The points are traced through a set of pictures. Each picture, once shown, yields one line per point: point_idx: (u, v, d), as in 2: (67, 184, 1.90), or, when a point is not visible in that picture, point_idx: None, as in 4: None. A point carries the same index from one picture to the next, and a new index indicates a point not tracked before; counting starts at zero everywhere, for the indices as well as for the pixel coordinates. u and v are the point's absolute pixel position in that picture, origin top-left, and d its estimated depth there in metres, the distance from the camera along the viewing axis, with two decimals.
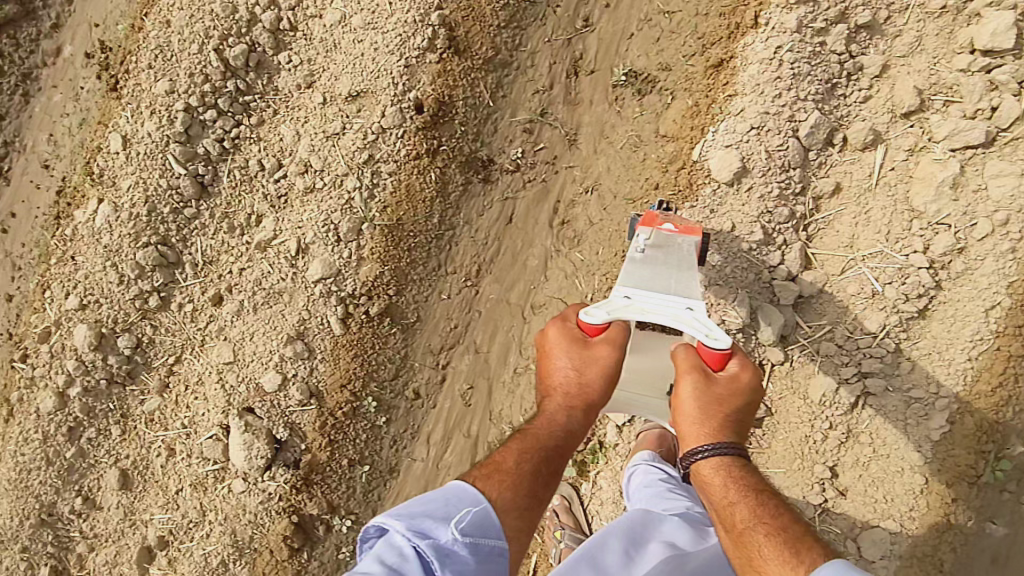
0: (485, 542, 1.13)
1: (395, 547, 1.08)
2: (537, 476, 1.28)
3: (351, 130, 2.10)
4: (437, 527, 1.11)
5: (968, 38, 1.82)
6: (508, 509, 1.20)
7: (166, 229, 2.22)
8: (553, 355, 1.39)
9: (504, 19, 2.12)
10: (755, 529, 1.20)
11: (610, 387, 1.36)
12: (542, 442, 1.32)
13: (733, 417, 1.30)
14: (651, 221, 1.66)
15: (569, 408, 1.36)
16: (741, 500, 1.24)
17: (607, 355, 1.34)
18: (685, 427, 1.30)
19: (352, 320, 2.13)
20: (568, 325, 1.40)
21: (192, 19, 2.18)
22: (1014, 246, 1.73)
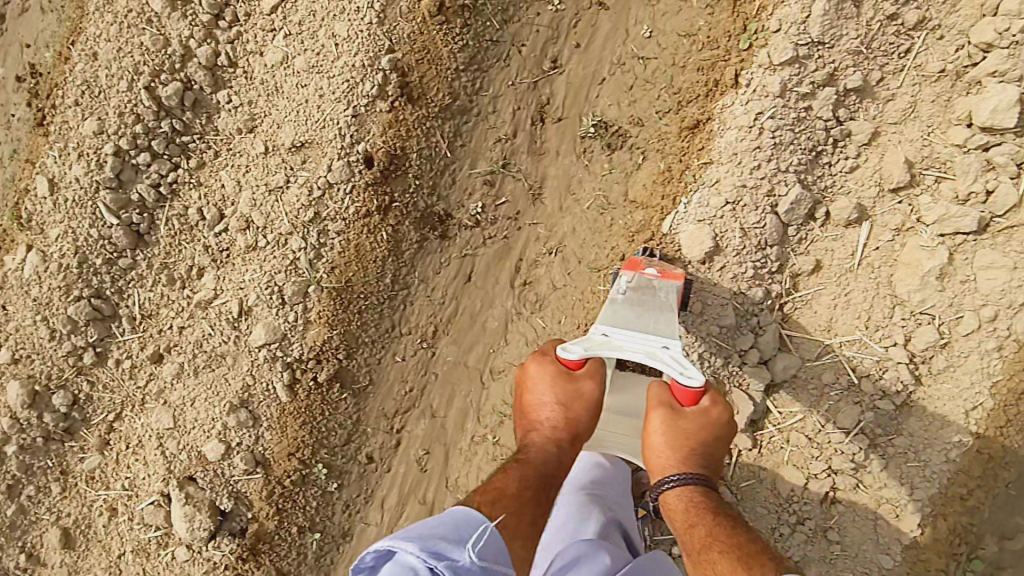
0: (500, 569, 1.01)
1: (409, 570, 0.93)
2: (537, 505, 1.22)
3: (295, 184, 1.95)
4: (452, 549, 0.98)
5: (965, 109, 1.66)
6: (514, 536, 1.13)
7: (99, 282, 2.06)
8: (537, 389, 1.35)
9: (463, 61, 1.93)
10: (712, 550, 1.17)
11: (596, 419, 1.34)
12: (538, 470, 1.28)
13: (700, 447, 1.29)
14: (635, 262, 1.59)
15: (559, 440, 1.33)
16: (701, 521, 1.22)
17: (591, 389, 1.32)
18: (654, 459, 1.31)
19: (299, 387, 1.99)
20: (549, 359, 1.37)
21: (120, 52, 1.98)
22: (998, 343, 1.63)
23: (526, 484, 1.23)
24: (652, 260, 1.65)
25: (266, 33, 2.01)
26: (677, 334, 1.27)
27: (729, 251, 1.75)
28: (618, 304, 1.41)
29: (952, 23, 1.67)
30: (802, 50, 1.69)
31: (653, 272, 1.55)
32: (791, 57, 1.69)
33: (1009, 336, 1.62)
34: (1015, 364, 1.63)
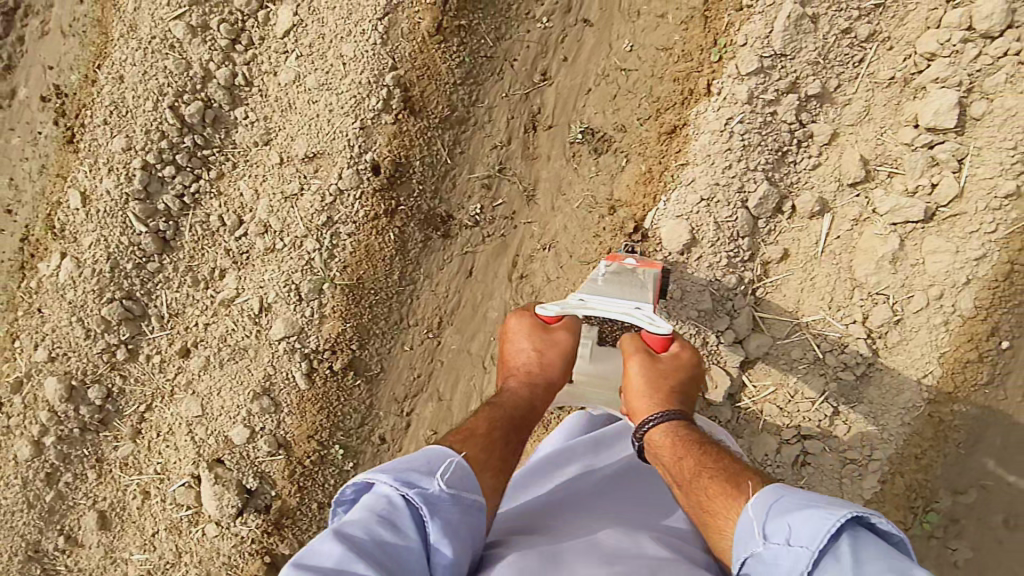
0: (466, 495, 1.13)
1: (384, 499, 1.07)
2: (505, 440, 1.37)
3: (309, 191, 2.13)
4: (422, 478, 1.10)
5: (913, 112, 1.86)
6: (485, 468, 1.24)
7: (130, 285, 2.23)
8: (517, 341, 1.61)
9: (460, 76, 2.12)
10: (702, 475, 1.28)
11: (566, 368, 1.58)
12: (509, 415, 1.46)
13: (674, 389, 1.48)
14: (616, 255, 1.76)
15: (533, 386, 1.55)
16: (688, 453, 1.34)
17: (566, 338, 1.59)
18: (636, 403, 1.48)
19: (316, 375, 2.18)
20: (530, 317, 1.63)
21: (146, 75, 2.17)
22: (945, 319, 1.82)
23: (496, 423, 1.40)
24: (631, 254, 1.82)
25: (280, 55, 2.19)
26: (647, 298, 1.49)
27: (704, 241, 1.94)
28: (596, 282, 1.63)
29: (901, 35, 1.88)
30: (767, 62, 1.89)
31: (633, 261, 1.73)
32: (757, 68, 1.89)
33: (955, 313, 1.82)
34: (961, 338, 1.82)
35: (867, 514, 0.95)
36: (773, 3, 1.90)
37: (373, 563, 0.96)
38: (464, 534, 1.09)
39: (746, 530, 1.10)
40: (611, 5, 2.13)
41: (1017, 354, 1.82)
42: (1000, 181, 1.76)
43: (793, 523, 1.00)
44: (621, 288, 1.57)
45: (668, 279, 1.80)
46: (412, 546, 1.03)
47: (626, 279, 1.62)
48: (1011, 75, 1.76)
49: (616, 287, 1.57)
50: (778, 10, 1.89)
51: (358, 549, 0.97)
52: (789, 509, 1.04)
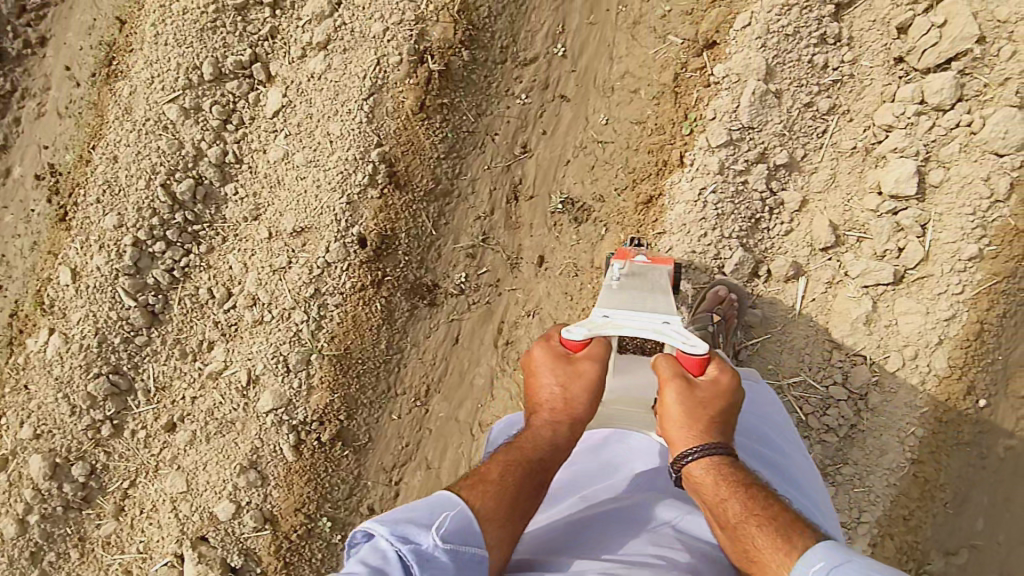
0: (466, 549, 1.11)
1: (380, 554, 1.06)
2: (520, 489, 1.24)
3: (297, 265, 2.17)
4: (419, 532, 1.09)
5: (875, 180, 1.95)
6: (490, 517, 1.17)
7: (117, 359, 2.25)
8: (537, 372, 1.37)
9: (443, 151, 2.21)
10: (750, 522, 1.19)
11: (595, 403, 1.33)
12: (526, 460, 1.29)
13: (718, 413, 1.27)
14: (626, 251, 1.71)
15: (558, 425, 1.33)
16: (733, 497, 1.22)
17: (592, 369, 1.32)
18: (673, 435, 1.28)
19: (304, 447, 2.17)
20: (550, 340, 1.37)
21: (139, 155, 2.24)
22: (923, 379, 1.86)
23: (508, 470, 1.26)
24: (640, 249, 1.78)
25: (269, 134, 2.27)
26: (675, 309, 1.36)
27: (682, 304, 2.02)
28: (615, 290, 1.48)
29: (859, 108, 2.01)
30: (735, 134, 1.98)
31: (644, 260, 1.68)
32: (726, 140, 1.97)
33: (932, 373, 1.85)
34: (940, 398, 1.85)
35: None
36: (739, 80, 2.00)
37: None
38: None
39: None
40: (587, 82, 2.25)
41: (992, 411, 1.87)
42: (964, 245, 1.84)
43: None
44: (646, 301, 1.42)
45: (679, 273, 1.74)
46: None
47: (647, 290, 1.50)
48: (965, 144, 1.87)
49: (641, 300, 1.43)
50: (743, 86, 1.99)
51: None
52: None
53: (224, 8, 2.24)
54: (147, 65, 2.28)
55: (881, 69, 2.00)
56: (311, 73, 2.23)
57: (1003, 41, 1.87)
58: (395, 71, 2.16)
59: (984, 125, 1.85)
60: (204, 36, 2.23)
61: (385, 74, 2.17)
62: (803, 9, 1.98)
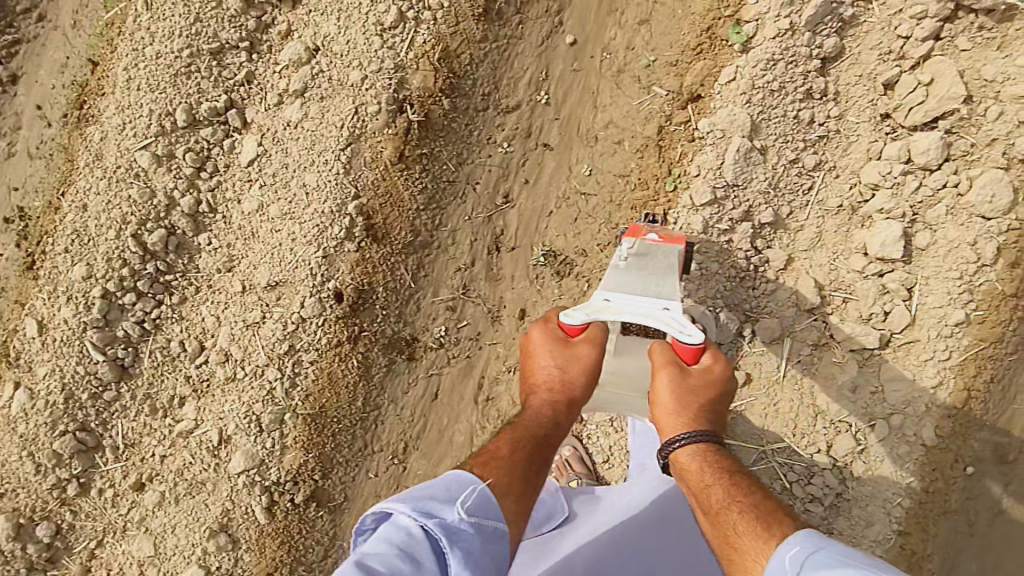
0: (488, 523, 1.15)
1: (403, 531, 1.07)
2: (529, 464, 1.37)
3: (271, 320, 2.11)
4: (442, 508, 1.12)
5: (861, 240, 1.92)
6: (507, 493, 1.25)
7: (84, 415, 2.18)
8: (540, 357, 1.55)
9: (423, 202, 2.15)
10: (731, 506, 1.32)
11: (590, 384, 1.53)
12: (531, 435, 1.45)
13: (707, 406, 1.47)
14: (637, 230, 1.74)
15: (556, 403, 1.51)
16: (717, 482, 1.37)
17: (589, 353, 1.51)
18: (664, 420, 1.46)
19: (277, 508, 2.12)
20: (551, 328, 1.56)
21: (109, 205, 2.16)
22: (909, 448, 1.83)
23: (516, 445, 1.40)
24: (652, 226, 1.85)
25: (244, 183, 2.19)
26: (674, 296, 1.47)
27: None
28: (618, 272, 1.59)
29: (846, 164, 1.97)
30: (719, 193, 1.94)
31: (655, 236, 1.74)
32: (710, 199, 1.94)
33: (918, 442, 1.83)
34: (926, 467, 1.83)
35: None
36: (723, 136, 1.96)
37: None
38: (486, 563, 1.10)
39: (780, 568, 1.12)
40: (570, 131, 2.19)
41: (975, 476, 1.87)
42: (950, 310, 1.83)
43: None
44: (649, 286, 1.53)
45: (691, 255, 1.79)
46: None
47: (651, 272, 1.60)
48: (952, 206, 1.85)
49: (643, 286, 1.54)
50: (728, 142, 1.95)
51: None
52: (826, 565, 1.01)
53: (199, 53, 2.16)
54: (118, 111, 2.19)
55: (868, 124, 1.96)
56: (287, 122, 2.15)
57: (989, 101, 1.85)
58: (374, 120, 2.09)
59: (971, 187, 1.84)
60: (178, 81, 2.15)
61: (364, 123, 2.10)
62: (790, 63, 1.93)
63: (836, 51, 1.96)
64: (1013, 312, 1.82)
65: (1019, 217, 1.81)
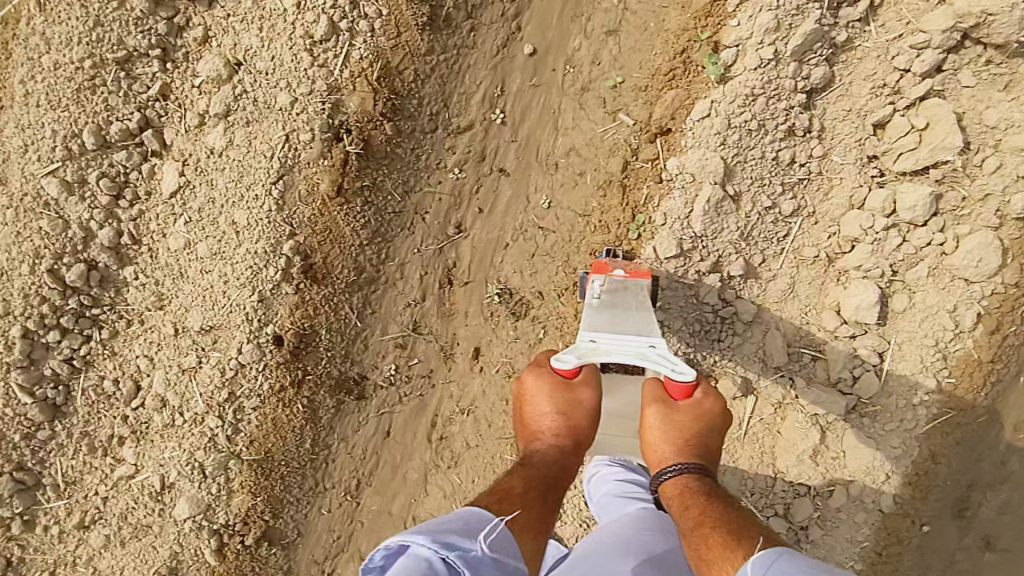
0: (507, 562, 1.07)
1: (424, 561, 0.97)
2: (543, 503, 1.27)
3: (208, 364, 1.99)
4: (463, 540, 1.03)
5: (835, 298, 1.81)
6: (525, 530, 1.18)
7: (20, 456, 2.04)
8: (536, 401, 1.38)
9: (366, 237, 1.97)
10: (704, 526, 1.22)
11: (596, 425, 1.37)
12: (542, 476, 1.32)
13: (698, 439, 1.34)
14: (602, 267, 1.61)
15: (562, 446, 1.36)
16: (696, 504, 1.27)
17: (590, 396, 1.35)
18: (652, 453, 1.36)
19: (228, 550, 2.07)
20: (545, 370, 1.38)
21: (18, 237, 1.92)
22: (867, 515, 1.79)
23: (529, 484, 1.28)
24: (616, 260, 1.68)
25: (168, 216, 2.00)
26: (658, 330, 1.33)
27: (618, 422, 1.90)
28: (596, 309, 1.44)
29: (826, 210, 1.80)
30: (686, 244, 1.79)
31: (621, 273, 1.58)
32: (676, 252, 1.79)
33: (876, 509, 1.79)
34: (885, 533, 1.79)
35: None
36: (693, 180, 1.79)
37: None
38: None
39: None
40: (528, 155, 1.98)
41: (935, 536, 1.82)
42: (921, 377, 1.75)
43: None
44: (631, 320, 1.39)
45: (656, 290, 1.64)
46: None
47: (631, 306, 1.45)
48: (934, 267, 1.72)
49: (626, 320, 1.40)
50: (698, 189, 1.78)
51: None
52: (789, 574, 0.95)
53: (103, 62, 1.90)
54: (17, 130, 1.91)
55: (853, 167, 1.77)
56: (210, 148, 1.96)
57: (988, 150, 1.67)
58: (307, 149, 1.90)
59: (957, 247, 1.70)
60: (82, 98, 1.90)
61: (296, 153, 1.90)
62: (771, 98, 1.72)
63: (824, 81, 1.73)
64: (988, 377, 1.73)
65: (1005, 281, 1.68)
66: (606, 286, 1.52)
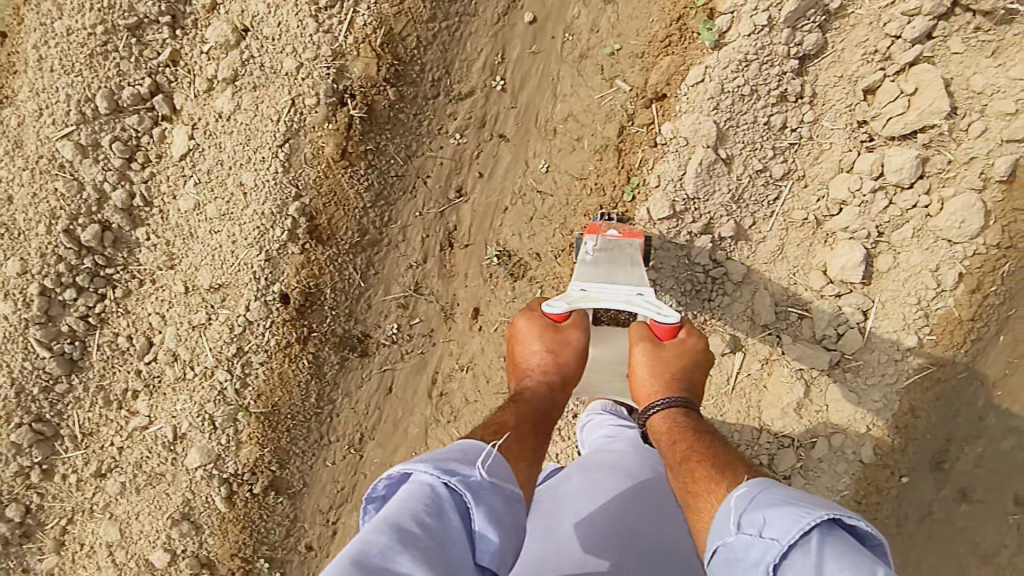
0: (507, 487, 1.08)
1: (426, 487, 0.99)
2: (535, 434, 1.31)
3: (217, 321, 2.07)
4: (463, 467, 1.05)
5: (822, 259, 1.87)
6: (518, 459, 1.20)
7: (39, 408, 2.12)
8: (528, 343, 1.51)
9: (370, 200, 2.03)
10: (690, 460, 1.28)
11: (581, 366, 1.50)
12: (533, 410, 1.37)
13: (681, 375, 1.45)
14: (596, 227, 1.66)
15: (551, 384, 1.46)
16: (683, 438, 1.34)
17: (577, 337, 1.50)
18: (640, 390, 1.47)
19: (236, 498, 2.16)
20: (537, 316, 1.53)
21: (35, 198, 1.99)
22: (848, 466, 1.87)
23: (520, 418, 1.33)
24: (609, 223, 1.74)
25: (178, 178, 2.07)
26: (647, 280, 1.43)
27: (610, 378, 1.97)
28: (587, 264, 1.54)
29: (816, 173, 1.85)
30: (678, 206, 1.85)
31: (615, 233, 1.64)
32: (669, 214, 1.85)
33: (857, 459, 1.86)
34: (864, 483, 1.87)
35: (843, 516, 0.89)
36: (687, 144, 1.84)
37: (423, 549, 0.87)
38: (509, 523, 1.02)
39: (721, 518, 1.06)
40: (527, 120, 2.03)
41: (914, 487, 1.90)
42: (904, 335, 1.81)
43: (767, 517, 0.95)
44: (621, 272, 1.50)
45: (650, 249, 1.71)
46: (457, 532, 0.95)
47: (621, 262, 1.55)
48: (919, 229, 1.78)
49: (616, 272, 1.50)
50: (691, 153, 1.83)
51: (409, 534, 0.88)
52: (767, 503, 0.99)
53: (114, 29, 1.96)
54: (32, 94, 1.98)
55: (842, 132, 1.82)
56: (218, 113, 2.01)
57: (974, 115, 1.72)
58: (313, 114, 1.96)
59: (942, 210, 1.75)
60: (94, 63, 1.96)
61: (302, 117, 1.96)
62: (764, 64, 1.76)
63: (817, 48, 1.77)
64: (968, 335, 1.79)
65: (986, 243, 1.74)
66: (599, 245, 1.61)
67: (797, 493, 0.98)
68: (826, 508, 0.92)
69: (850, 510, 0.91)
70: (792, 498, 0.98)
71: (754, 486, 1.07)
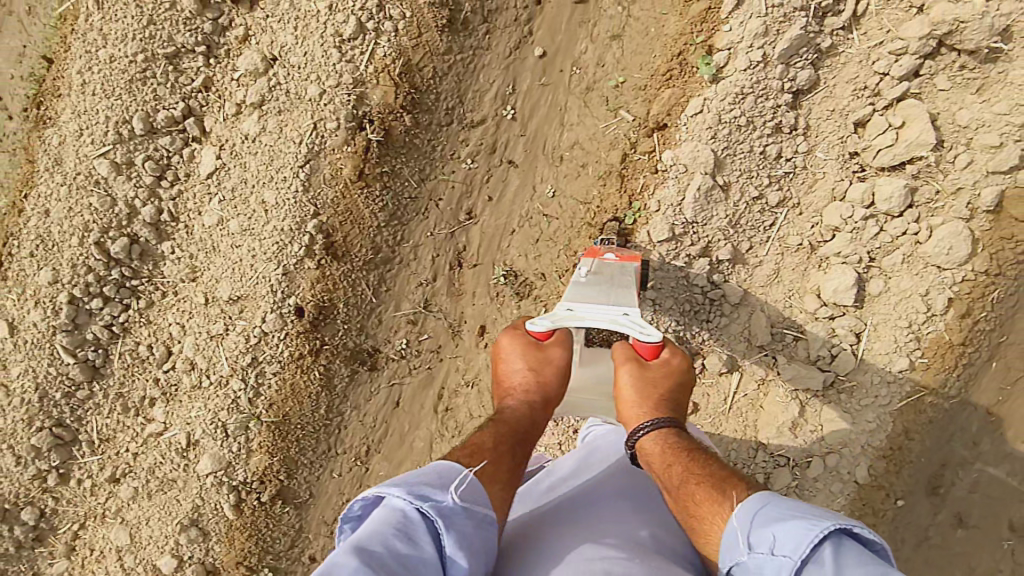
0: (478, 509, 1.12)
1: (398, 512, 1.03)
2: (512, 454, 1.33)
3: (234, 331, 2.16)
4: (436, 491, 1.08)
5: (816, 283, 1.94)
6: (493, 480, 1.23)
7: (60, 413, 2.20)
8: (510, 361, 1.51)
9: (384, 219, 2.14)
10: (689, 482, 1.26)
11: (564, 384, 1.51)
12: (512, 429, 1.40)
13: (667, 395, 1.44)
14: (595, 251, 1.75)
15: (532, 403, 1.47)
16: (677, 459, 1.32)
17: (561, 355, 1.51)
18: (626, 412, 1.43)
19: (244, 505, 2.22)
20: (520, 333, 1.53)
21: (70, 212, 2.12)
22: (843, 486, 1.90)
23: (499, 438, 1.35)
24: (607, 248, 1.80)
25: (204, 196, 2.19)
26: (633, 302, 1.42)
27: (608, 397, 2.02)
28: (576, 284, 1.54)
29: (810, 202, 1.94)
30: (678, 229, 1.93)
31: (612, 256, 1.72)
32: (668, 236, 1.93)
33: (852, 480, 1.90)
34: (859, 504, 1.90)
35: (850, 527, 0.93)
36: (686, 171, 1.93)
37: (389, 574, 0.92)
38: (478, 546, 1.06)
39: (731, 540, 1.07)
40: (535, 147, 2.14)
41: (910, 511, 1.92)
42: (896, 357, 1.87)
43: (775, 533, 0.98)
44: (608, 293, 1.49)
45: (646, 273, 1.77)
46: (427, 559, 0.99)
47: (610, 284, 1.55)
48: (909, 255, 1.85)
49: (603, 293, 1.49)
50: (690, 179, 1.92)
51: (377, 559, 0.93)
52: (771, 519, 1.01)
53: (154, 57, 2.10)
54: (74, 116, 2.12)
55: (835, 163, 1.90)
56: (245, 134, 2.14)
57: (960, 147, 1.81)
58: (333, 137, 2.08)
59: (931, 237, 1.83)
60: (133, 88, 2.10)
61: (323, 140, 2.08)
62: (759, 97, 1.87)
63: (809, 83, 1.88)
64: (959, 359, 1.84)
65: (974, 269, 1.81)
66: (591, 268, 1.63)
67: (800, 506, 1.01)
68: (833, 520, 0.96)
69: (853, 518, 0.95)
70: (796, 511, 1.00)
71: (759, 503, 1.08)
